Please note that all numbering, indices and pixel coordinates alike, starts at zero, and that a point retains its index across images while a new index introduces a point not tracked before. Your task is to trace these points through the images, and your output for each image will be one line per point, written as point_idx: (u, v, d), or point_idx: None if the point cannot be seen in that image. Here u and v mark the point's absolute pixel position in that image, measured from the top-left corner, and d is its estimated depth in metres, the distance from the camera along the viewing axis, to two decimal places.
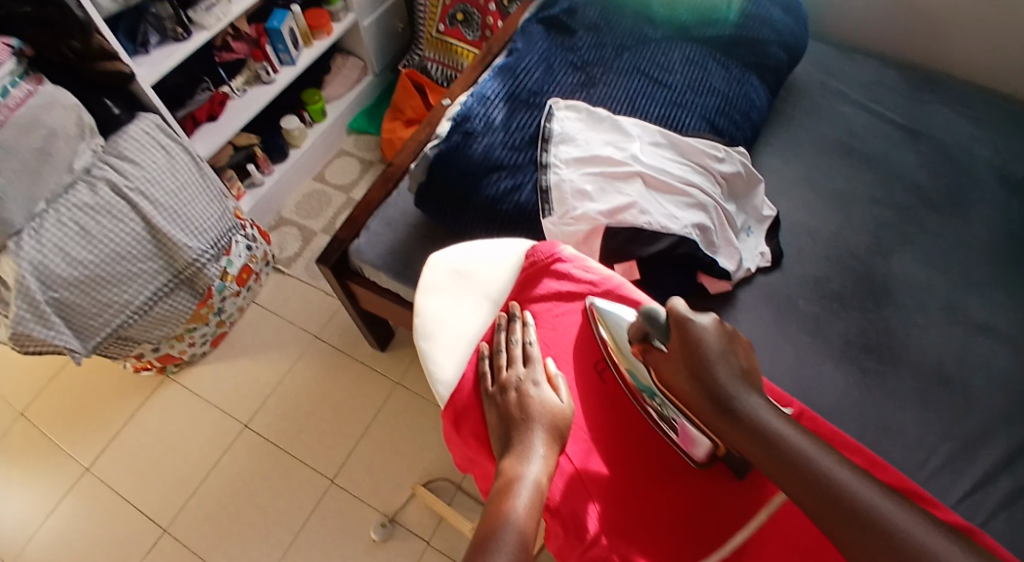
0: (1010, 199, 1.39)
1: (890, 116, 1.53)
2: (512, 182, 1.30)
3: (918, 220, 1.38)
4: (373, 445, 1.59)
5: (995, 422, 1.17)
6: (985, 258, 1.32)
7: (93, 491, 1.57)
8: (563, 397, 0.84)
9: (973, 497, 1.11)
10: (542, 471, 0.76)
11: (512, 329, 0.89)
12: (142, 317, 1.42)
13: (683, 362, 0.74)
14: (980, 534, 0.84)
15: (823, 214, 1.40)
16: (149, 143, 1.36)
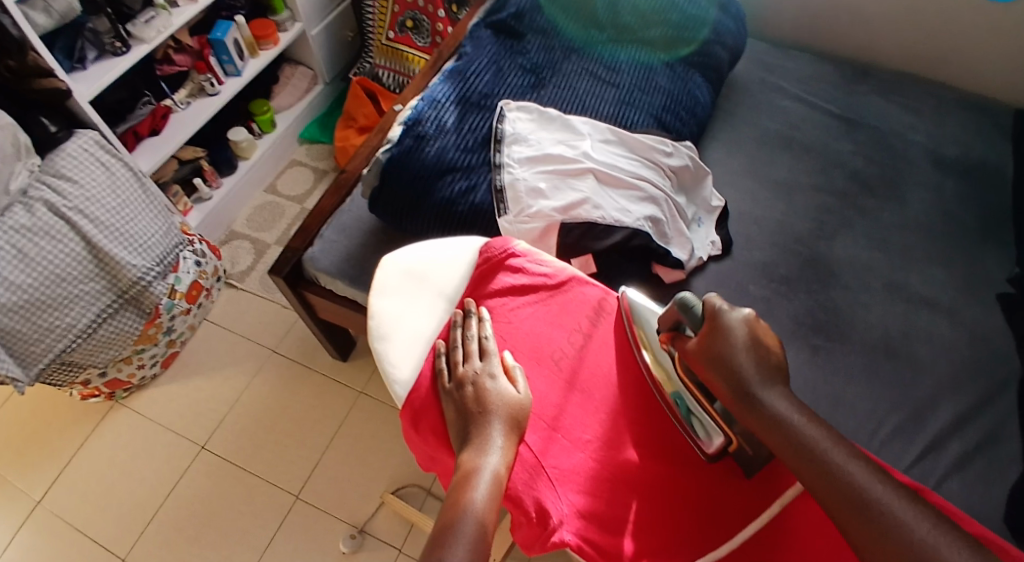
0: (942, 179, 1.46)
1: (826, 107, 1.59)
2: (467, 183, 1.31)
3: (858, 204, 1.43)
4: (339, 456, 1.57)
5: (941, 390, 1.22)
6: (924, 236, 1.39)
7: (47, 524, 1.50)
8: (520, 387, 0.84)
9: (925, 461, 1.15)
10: (502, 463, 0.76)
11: (467, 325, 0.89)
12: (86, 340, 1.37)
13: (712, 352, 0.76)
14: (929, 491, 0.89)
15: (769, 203, 1.45)
16: (86, 160, 1.33)
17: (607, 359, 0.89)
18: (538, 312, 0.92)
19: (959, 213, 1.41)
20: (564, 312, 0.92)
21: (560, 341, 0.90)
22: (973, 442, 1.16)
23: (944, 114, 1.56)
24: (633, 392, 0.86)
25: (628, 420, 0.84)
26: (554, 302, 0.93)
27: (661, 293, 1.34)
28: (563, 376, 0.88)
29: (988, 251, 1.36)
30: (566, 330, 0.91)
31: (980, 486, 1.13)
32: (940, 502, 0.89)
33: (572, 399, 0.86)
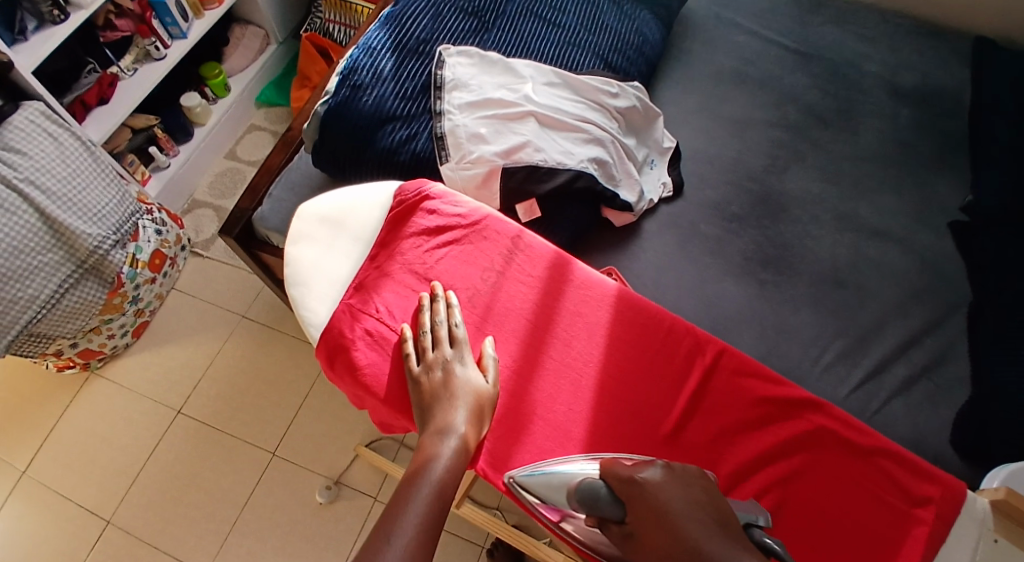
0: (896, 108, 1.46)
1: (781, 41, 1.58)
2: (408, 132, 1.32)
3: (812, 138, 1.45)
4: (313, 414, 1.62)
5: (889, 316, 1.25)
6: (876, 165, 1.40)
7: (32, 492, 1.56)
8: (488, 377, 0.86)
9: (869, 387, 1.19)
10: (461, 447, 0.80)
11: (435, 310, 0.90)
12: (51, 311, 1.40)
13: (646, 528, 0.67)
14: (826, 403, 0.87)
15: (721, 141, 1.46)
16: (33, 131, 1.34)
17: (519, 292, 0.94)
18: (453, 253, 0.95)
19: (914, 141, 1.42)
20: (478, 250, 0.96)
21: (474, 279, 0.95)
22: (919, 365, 1.21)
23: (901, 42, 1.56)
24: (541, 323, 0.93)
25: (535, 350, 0.91)
26: (468, 241, 0.96)
27: (612, 236, 1.37)
28: (477, 311, 0.93)
29: (942, 178, 1.38)
30: (479, 268, 0.95)
31: (924, 407, 1.17)
32: (837, 413, 0.88)
33: (486, 330, 0.92)
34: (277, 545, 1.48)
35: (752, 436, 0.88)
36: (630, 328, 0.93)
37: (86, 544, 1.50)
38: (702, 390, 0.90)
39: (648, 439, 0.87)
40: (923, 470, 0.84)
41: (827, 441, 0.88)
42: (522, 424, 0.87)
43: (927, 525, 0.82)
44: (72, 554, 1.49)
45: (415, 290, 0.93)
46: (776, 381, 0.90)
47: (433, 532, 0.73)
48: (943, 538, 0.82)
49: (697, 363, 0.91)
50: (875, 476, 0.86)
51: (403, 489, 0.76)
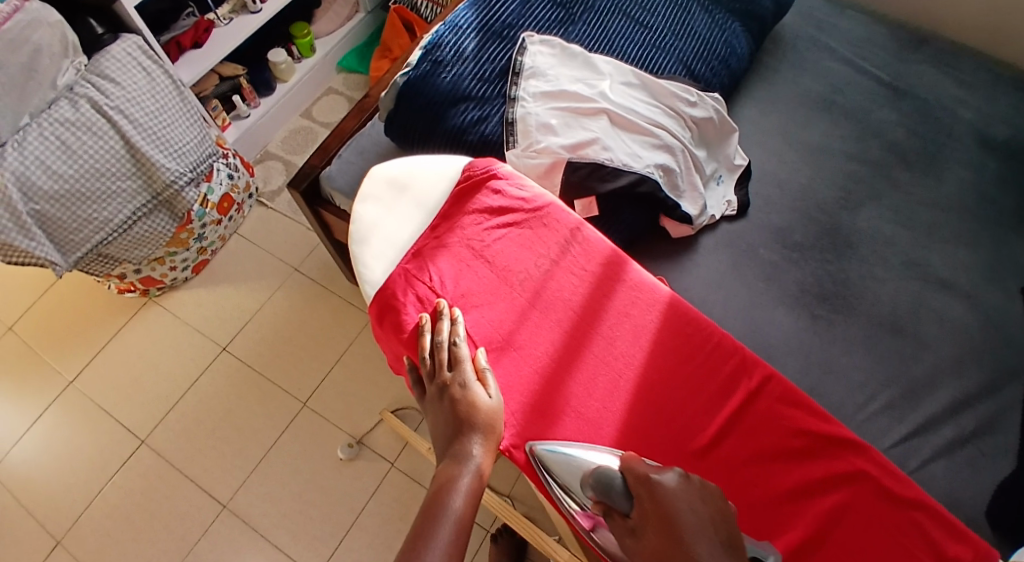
0: (984, 159, 1.41)
1: (875, 72, 1.53)
2: (479, 113, 1.33)
3: (891, 177, 1.40)
4: (347, 373, 1.66)
5: (943, 373, 1.21)
6: (953, 215, 1.35)
7: (77, 401, 1.64)
8: (492, 393, 0.77)
9: (909, 441, 1.16)
10: (477, 479, 0.71)
11: (438, 328, 0.80)
12: (121, 235, 1.46)
13: (652, 531, 0.64)
14: (869, 447, 0.74)
15: (795, 166, 1.43)
16: (129, 63, 1.41)
17: (572, 284, 0.85)
18: (511, 235, 0.87)
19: (998, 197, 1.37)
20: (537, 237, 0.87)
21: (527, 264, 0.86)
22: (968, 428, 1.16)
23: (1001, 91, 1.49)
24: (590, 320, 0.83)
25: (581, 345, 0.82)
26: (528, 226, 0.88)
27: (668, 246, 1.36)
28: (525, 296, 0.85)
29: (1022, 240, 1.32)
30: (535, 254, 0.87)
31: (966, 471, 1.13)
32: (882, 459, 0.75)
33: (529, 317, 0.83)
34: (293, 493, 1.53)
35: (783, 466, 0.77)
36: (678, 339, 0.82)
37: (118, 460, 1.58)
38: (740, 407, 0.79)
39: (669, 454, 0.77)
40: (953, 524, 0.73)
41: (859, 486, 0.75)
42: (549, 428, 0.78)
43: None
44: (104, 465, 1.57)
45: (467, 264, 0.85)
46: (821, 413, 0.78)
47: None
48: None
49: (738, 380, 0.80)
50: (909, 531, 0.74)
51: (423, 523, 0.68)
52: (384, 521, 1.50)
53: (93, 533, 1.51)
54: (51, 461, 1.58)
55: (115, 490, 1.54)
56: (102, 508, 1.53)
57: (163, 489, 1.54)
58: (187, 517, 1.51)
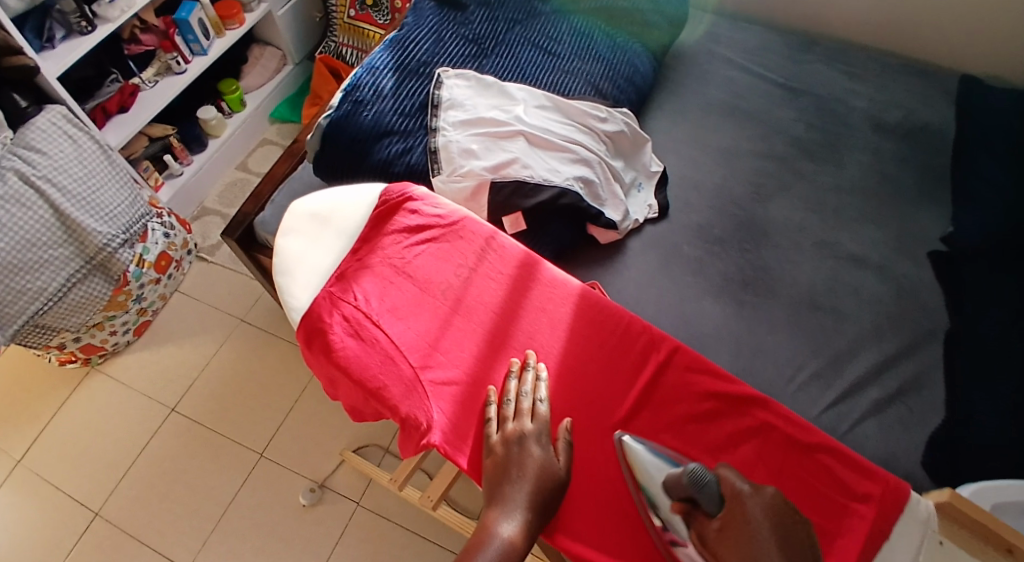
0: (881, 142, 1.52)
1: (771, 76, 1.65)
2: (404, 146, 1.39)
3: (795, 169, 1.51)
4: (300, 419, 1.67)
5: (863, 339, 1.30)
6: (858, 196, 1.46)
7: (24, 481, 1.62)
8: (563, 461, 0.79)
9: (839, 406, 1.23)
10: (520, 532, 0.73)
11: (523, 380, 0.83)
12: (57, 304, 1.47)
13: (734, 542, 0.71)
14: (771, 400, 0.81)
15: (708, 168, 1.52)
16: (53, 132, 1.43)
17: (491, 289, 0.90)
18: (430, 250, 0.91)
19: (897, 175, 1.48)
20: (455, 249, 0.92)
21: (447, 274, 0.91)
22: (892, 389, 1.24)
23: (890, 80, 1.62)
24: (510, 320, 0.88)
25: (502, 344, 0.86)
26: (445, 240, 0.93)
27: (597, 252, 1.43)
28: (447, 304, 0.89)
29: (924, 211, 1.42)
30: (453, 264, 0.91)
31: (896, 430, 1.21)
32: (783, 410, 0.81)
33: (453, 323, 0.87)
34: (256, 545, 1.52)
35: (697, 431, 0.83)
36: (593, 327, 0.88)
37: (73, 535, 1.55)
38: (653, 382, 0.85)
39: (594, 434, 0.82)
40: (859, 463, 0.80)
41: (770, 437, 0.82)
42: (479, 421, 0.82)
43: (865, 519, 0.78)
44: (58, 542, 1.54)
45: (390, 282, 0.89)
46: (727, 376, 0.84)
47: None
48: (890, 539, 0.77)
49: (649, 357, 0.86)
50: (819, 474, 0.80)
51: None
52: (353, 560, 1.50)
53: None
54: (2, 545, 1.54)
55: None
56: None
57: (124, 556, 1.52)
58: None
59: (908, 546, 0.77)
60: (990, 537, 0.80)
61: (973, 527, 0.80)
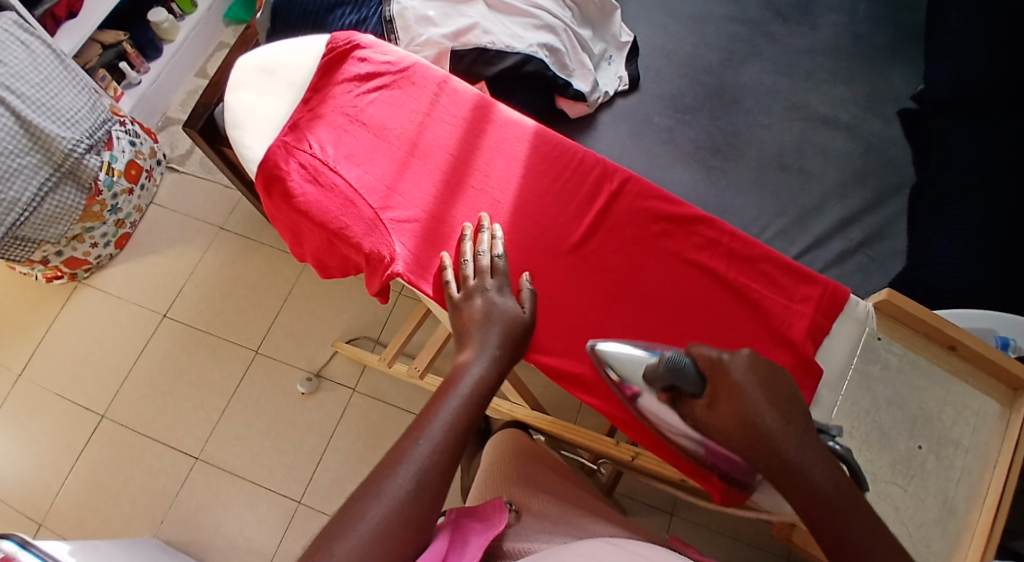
0: (855, 1, 1.37)
1: None
2: (357, 17, 1.23)
3: (768, 32, 1.35)
4: (293, 315, 1.63)
5: (830, 195, 1.21)
6: (832, 58, 1.32)
7: (28, 393, 1.59)
8: (525, 309, 0.84)
9: (807, 256, 1.17)
10: (490, 368, 0.75)
11: (479, 240, 0.87)
12: (33, 215, 1.41)
13: (725, 408, 0.70)
14: (715, 217, 0.89)
15: (678, 36, 1.37)
16: (5, 38, 1.34)
17: (444, 131, 0.95)
18: (382, 97, 0.96)
19: (871, 35, 1.34)
20: (407, 95, 0.97)
21: (403, 120, 0.95)
22: (855, 239, 1.18)
23: None
24: (461, 160, 0.94)
25: (455, 183, 0.92)
26: (398, 86, 0.97)
27: (565, 130, 1.29)
28: (404, 148, 0.94)
29: (894, 67, 1.31)
30: (407, 110, 0.96)
31: (856, 277, 1.16)
32: (726, 226, 0.89)
33: (409, 165, 0.93)
34: (261, 432, 1.52)
35: (647, 246, 0.91)
36: (545, 161, 0.94)
37: (84, 437, 1.54)
38: (604, 206, 0.92)
39: (551, 253, 0.90)
40: (801, 269, 0.89)
41: (711, 248, 0.90)
42: (437, 252, 0.88)
43: (807, 316, 0.88)
44: (67, 449, 1.53)
45: (345, 129, 0.94)
46: (673, 199, 0.92)
47: (463, 436, 0.68)
48: (830, 333, 0.88)
49: (602, 186, 0.93)
50: (759, 279, 0.89)
51: (435, 398, 0.71)
52: (355, 442, 1.50)
53: (73, 508, 1.48)
54: (11, 455, 1.54)
55: (87, 464, 1.52)
56: (79, 484, 1.50)
57: (131, 456, 1.52)
58: (162, 475, 1.50)
59: (846, 340, 0.88)
60: (933, 337, 0.90)
61: (903, 324, 0.91)
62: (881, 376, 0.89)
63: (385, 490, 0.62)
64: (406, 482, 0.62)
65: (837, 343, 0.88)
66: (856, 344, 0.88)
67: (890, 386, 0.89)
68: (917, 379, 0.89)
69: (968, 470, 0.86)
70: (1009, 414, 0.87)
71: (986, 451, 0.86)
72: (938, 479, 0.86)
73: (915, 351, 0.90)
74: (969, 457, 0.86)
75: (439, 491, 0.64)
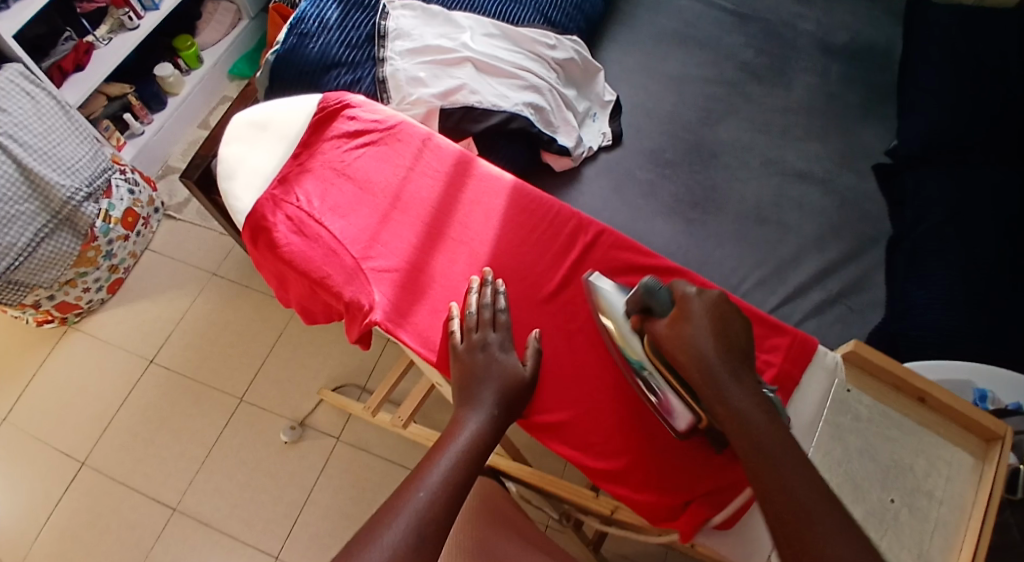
0: (827, 63, 1.44)
1: (721, 4, 1.55)
2: (352, 77, 1.28)
3: (744, 92, 1.42)
4: (280, 362, 1.65)
5: (808, 247, 1.24)
6: (807, 117, 1.38)
7: (9, 439, 1.59)
8: (528, 365, 0.87)
9: (788, 306, 1.18)
10: (487, 424, 0.79)
11: (484, 293, 0.90)
12: (27, 259, 1.44)
13: (675, 330, 0.83)
14: (686, 270, 0.93)
15: (659, 95, 1.42)
16: (12, 89, 1.40)
17: (427, 186, 0.99)
18: (369, 152, 1.00)
19: (843, 94, 1.40)
20: (393, 150, 1.01)
21: (388, 174, 1.00)
22: (834, 290, 1.19)
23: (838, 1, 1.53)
24: (443, 214, 0.97)
25: (435, 235, 0.96)
26: (385, 142, 1.01)
27: (550, 182, 1.33)
28: (387, 201, 0.98)
29: (867, 126, 1.36)
30: (392, 165, 1.00)
31: (836, 328, 1.16)
32: (696, 279, 0.93)
33: (392, 218, 0.96)
34: (243, 482, 1.52)
35: None
36: (524, 214, 0.98)
37: (60, 485, 1.53)
38: (580, 259, 0.95)
39: (528, 304, 0.92)
40: (768, 318, 0.95)
41: None
42: (417, 302, 0.91)
43: (775, 365, 0.93)
44: (46, 496, 1.53)
45: (331, 182, 0.98)
46: (647, 252, 0.95)
47: (458, 490, 0.73)
48: (800, 382, 0.92)
49: (579, 237, 0.96)
50: None
51: (431, 454, 0.76)
52: (335, 495, 1.49)
53: (48, 557, 1.47)
54: None
55: (65, 512, 1.51)
56: (53, 533, 1.49)
57: (110, 504, 1.51)
58: (139, 525, 1.49)
59: (816, 391, 0.92)
60: (902, 388, 0.92)
61: (870, 372, 0.93)
62: (852, 427, 0.90)
63: (383, 541, 0.66)
64: (404, 534, 0.67)
65: (808, 395, 0.92)
66: (825, 398, 0.92)
67: (862, 436, 0.90)
68: (889, 429, 0.90)
69: (942, 522, 0.85)
70: (981, 465, 0.87)
71: (961, 503, 0.85)
72: (913, 531, 0.85)
73: (885, 401, 0.91)
74: (944, 509, 0.86)
75: (436, 541, 0.68)
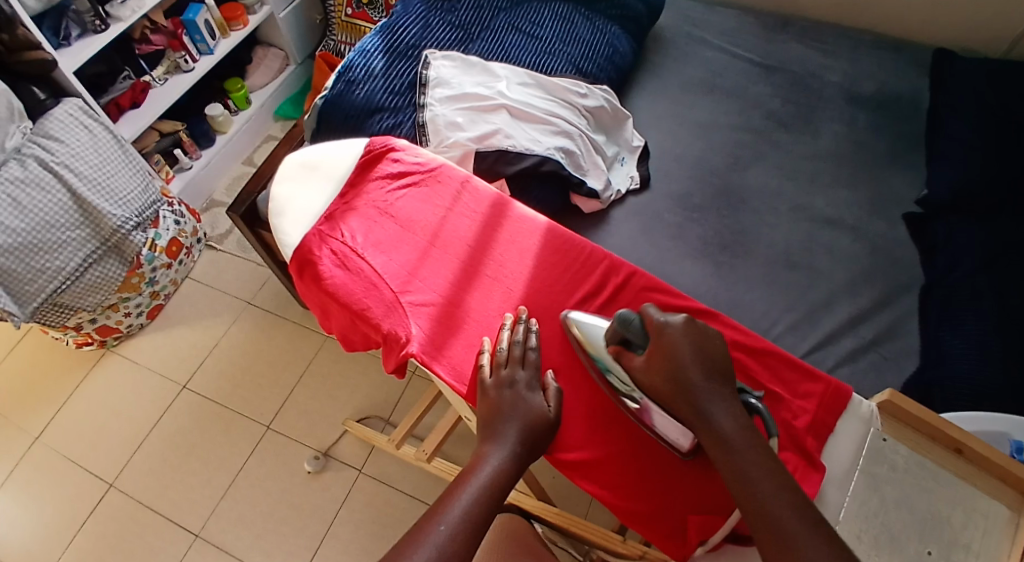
0: (854, 112, 1.48)
1: (748, 55, 1.60)
2: (393, 121, 1.34)
3: (773, 140, 1.45)
4: (308, 391, 1.69)
5: (838, 293, 1.26)
6: (834, 165, 1.41)
7: (43, 459, 1.64)
8: (551, 404, 0.89)
9: (818, 351, 1.20)
10: (508, 461, 0.81)
11: (516, 330, 0.94)
12: (74, 283, 1.51)
13: (656, 362, 0.84)
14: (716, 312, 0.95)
15: (687, 141, 1.47)
16: (70, 122, 1.49)
17: (464, 225, 1.04)
18: (411, 193, 1.06)
19: (871, 142, 1.43)
20: (434, 192, 1.07)
21: (427, 214, 1.05)
22: (866, 338, 1.21)
23: (864, 54, 1.57)
24: (478, 253, 1.02)
25: (471, 273, 1.00)
26: (426, 184, 1.07)
27: (580, 224, 1.37)
28: (426, 239, 1.03)
29: (896, 174, 1.39)
30: (433, 206, 1.05)
31: (868, 375, 1.17)
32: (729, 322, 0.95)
33: (430, 254, 1.01)
34: (266, 510, 1.55)
35: None
36: (557, 254, 1.02)
37: (89, 506, 1.58)
38: (609, 300, 0.99)
39: (558, 342, 0.96)
40: (807, 367, 0.97)
41: None
42: (452, 335, 0.95)
43: (809, 412, 0.94)
44: (75, 515, 1.57)
45: (375, 221, 1.03)
46: (677, 295, 0.99)
47: (478, 525, 0.74)
48: (834, 430, 0.94)
49: (609, 279, 1.00)
50: (765, 372, 0.97)
51: (453, 488, 0.78)
52: (358, 526, 1.52)
53: None
54: (21, 519, 1.57)
55: (92, 532, 1.55)
56: (82, 553, 1.53)
57: (137, 526, 1.55)
58: (162, 550, 1.52)
59: (850, 438, 0.94)
60: (938, 438, 0.93)
61: (906, 422, 0.95)
62: (888, 477, 0.91)
63: None
64: None
65: (841, 443, 0.93)
66: (860, 447, 0.93)
67: (898, 487, 0.90)
68: (926, 480, 0.90)
69: None
70: (1018, 518, 0.88)
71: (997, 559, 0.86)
72: None
73: (921, 451, 0.93)
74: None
75: None
